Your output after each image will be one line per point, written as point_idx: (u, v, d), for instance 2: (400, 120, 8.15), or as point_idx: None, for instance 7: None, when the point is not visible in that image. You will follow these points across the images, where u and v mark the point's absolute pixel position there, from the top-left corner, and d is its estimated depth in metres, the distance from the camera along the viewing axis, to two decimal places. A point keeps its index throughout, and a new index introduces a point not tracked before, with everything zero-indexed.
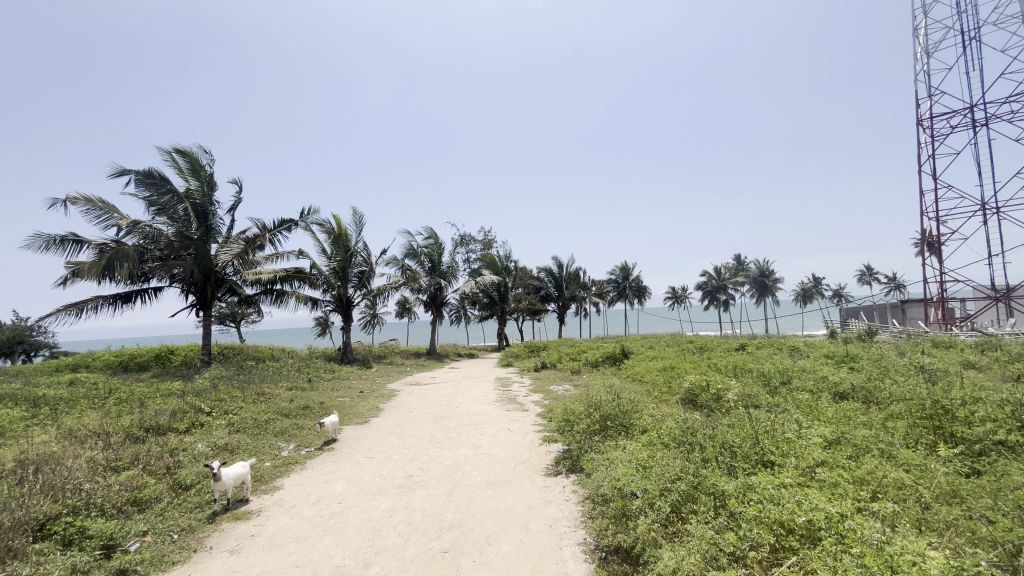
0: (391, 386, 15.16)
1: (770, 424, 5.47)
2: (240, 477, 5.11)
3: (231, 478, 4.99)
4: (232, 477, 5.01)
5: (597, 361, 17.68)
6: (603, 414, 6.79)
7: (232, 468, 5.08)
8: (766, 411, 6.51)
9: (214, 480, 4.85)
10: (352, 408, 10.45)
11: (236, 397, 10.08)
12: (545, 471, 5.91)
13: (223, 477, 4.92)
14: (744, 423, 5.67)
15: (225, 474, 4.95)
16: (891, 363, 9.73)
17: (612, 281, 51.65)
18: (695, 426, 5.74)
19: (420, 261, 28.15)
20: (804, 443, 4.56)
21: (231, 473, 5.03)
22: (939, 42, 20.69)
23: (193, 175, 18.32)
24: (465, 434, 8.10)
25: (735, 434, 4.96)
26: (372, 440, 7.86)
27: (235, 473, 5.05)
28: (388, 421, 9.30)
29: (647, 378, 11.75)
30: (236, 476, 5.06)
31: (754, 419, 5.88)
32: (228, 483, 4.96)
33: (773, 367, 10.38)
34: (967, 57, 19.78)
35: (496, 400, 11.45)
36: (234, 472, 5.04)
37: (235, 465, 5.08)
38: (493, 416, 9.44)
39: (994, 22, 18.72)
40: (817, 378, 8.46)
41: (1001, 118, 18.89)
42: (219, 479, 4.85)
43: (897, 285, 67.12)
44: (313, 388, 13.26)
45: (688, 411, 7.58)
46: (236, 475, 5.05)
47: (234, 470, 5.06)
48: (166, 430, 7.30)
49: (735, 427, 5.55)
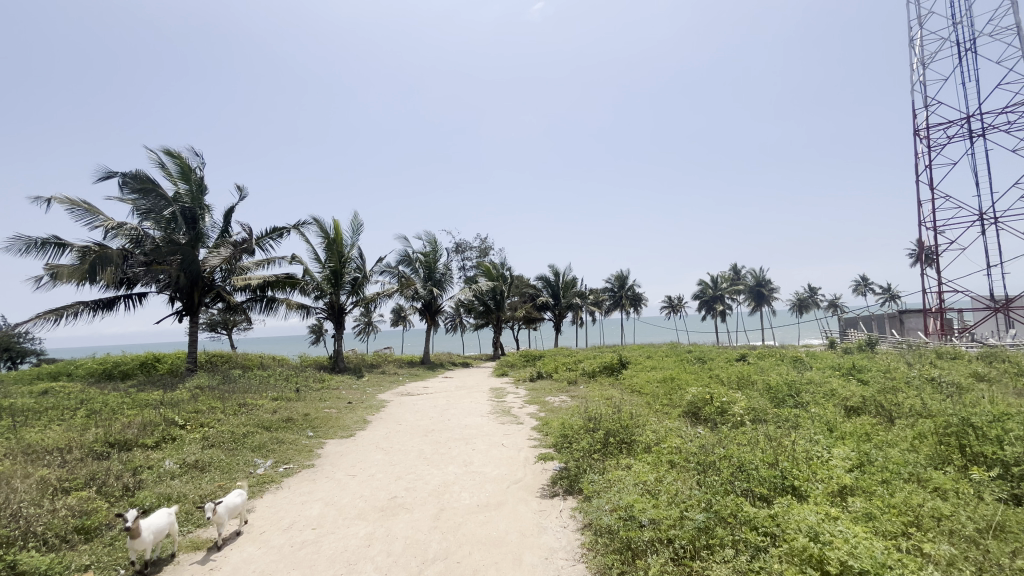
0: (381, 397, 14.69)
1: (786, 441, 5.02)
2: (164, 528, 4.07)
3: (154, 532, 3.96)
4: (154, 529, 3.97)
5: (595, 371, 17.27)
6: (603, 431, 6.33)
7: (154, 519, 4.05)
8: (779, 427, 6.07)
9: (131, 536, 3.80)
10: (338, 420, 9.97)
11: (215, 409, 9.55)
12: (541, 493, 5.44)
13: (141, 531, 3.88)
14: (755, 440, 5.31)
15: (144, 525, 3.90)
16: (902, 374, 9.36)
17: (609, 290, 51.51)
18: (705, 445, 5.31)
19: (415, 268, 27.71)
20: (829, 463, 4.14)
21: (154, 525, 4.00)
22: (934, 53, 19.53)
23: (183, 179, 17.93)
24: (456, 449, 7.65)
25: (751, 454, 4.55)
26: (356, 456, 7.39)
27: (158, 524, 4.02)
28: (374, 435, 8.81)
29: (647, 390, 11.31)
30: (161, 526, 4.04)
31: (767, 436, 5.43)
32: (151, 538, 3.92)
33: (777, 378, 10.01)
34: (962, 67, 18.67)
35: (489, 412, 10.99)
36: (157, 522, 4.02)
37: (157, 514, 4.05)
38: (486, 430, 8.99)
39: (989, 33, 17.75)
40: (826, 390, 8.04)
41: (1000, 127, 17.65)
42: (136, 535, 3.81)
43: (892, 296, 67.53)
44: (299, 399, 12.75)
45: (692, 427, 7.15)
46: (160, 526, 4.02)
47: (157, 520, 4.02)
48: (134, 446, 6.82)
49: (749, 446, 5.09)
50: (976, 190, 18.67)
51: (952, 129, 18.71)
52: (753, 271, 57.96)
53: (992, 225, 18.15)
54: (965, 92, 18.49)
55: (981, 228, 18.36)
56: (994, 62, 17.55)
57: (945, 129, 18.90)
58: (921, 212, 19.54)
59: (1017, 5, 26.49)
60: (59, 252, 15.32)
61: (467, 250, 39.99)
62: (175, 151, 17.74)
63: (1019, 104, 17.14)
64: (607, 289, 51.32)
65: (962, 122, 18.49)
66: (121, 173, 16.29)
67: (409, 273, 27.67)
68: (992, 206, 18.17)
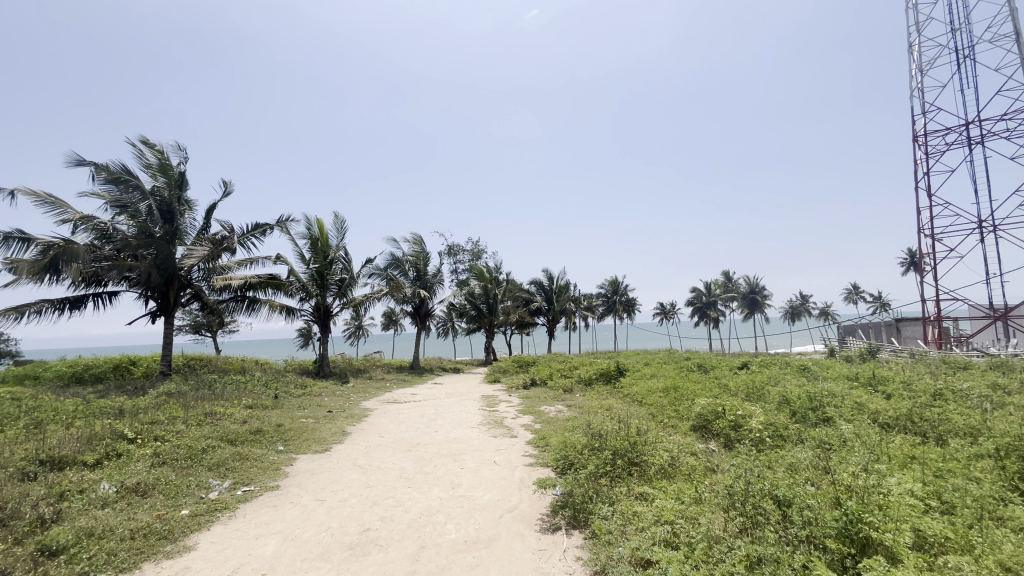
0: (365, 404, 13.81)
1: (832, 470, 4.26)
2: None
3: None
4: None
5: (591, 378, 16.52)
6: (611, 451, 5.55)
7: None
8: (809, 450, 5.33)
9: None
10: (314, 432, 9.07)
11: (177, 419, 8.63)
12: (540, 526, 4.64)
13: None
14: (794, 468, 4.52)
15: None
16: (926, 386, 8.69)
17: (602, 295, 50.96)
18: (734, 475, 4.55)
19: (405, 270, 26.84)
20: (903, 503, 3.31)
21: None
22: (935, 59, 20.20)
23: (161, 171, 16.98)
24: (443, 467, 6.82)
25: (798, 488, 3.74)
26: (329, 475, 6.52)
27: None
28: (353, 449, 7.96)
29: (650, 401, 10.52)
30: None
31: (804, 463, 4.67)
32: None
33: (792, 389, 9.28)
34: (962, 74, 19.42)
35: (481, 423, 10.18)
36: None
37: None
38: (476, 444, 8.18)
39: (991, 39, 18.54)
40: (850, 404, 7.36)
41: (999, 135, 18.28)
42: None
43: (884, 305, 67.74)
44: (275, 407, 11.83)
45: (707, 449, 6.39)
46: None
47: None
48: (70, 463, 5.92)
49: (787, 474, 4.32)
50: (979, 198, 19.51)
51: (952, 135, 18.32)
52: (747, 278, 57.76)
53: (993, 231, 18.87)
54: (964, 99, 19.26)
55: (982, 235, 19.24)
56: (993, 70, 17.22)
57: None
58: (919, 221, 19.42)
59: (1017, 13, 26.47)
60: (21, 246, 14.28)
61: (459, 253, 39.25)
62: (152, 143, 16.77)
63: (1019, 110, 16.78)
64: (601, 294, 50.75)
65: None
66: (91, 163, 15.28)
67: (398, 276, 26.79)
68: (991, 214, 18.06)
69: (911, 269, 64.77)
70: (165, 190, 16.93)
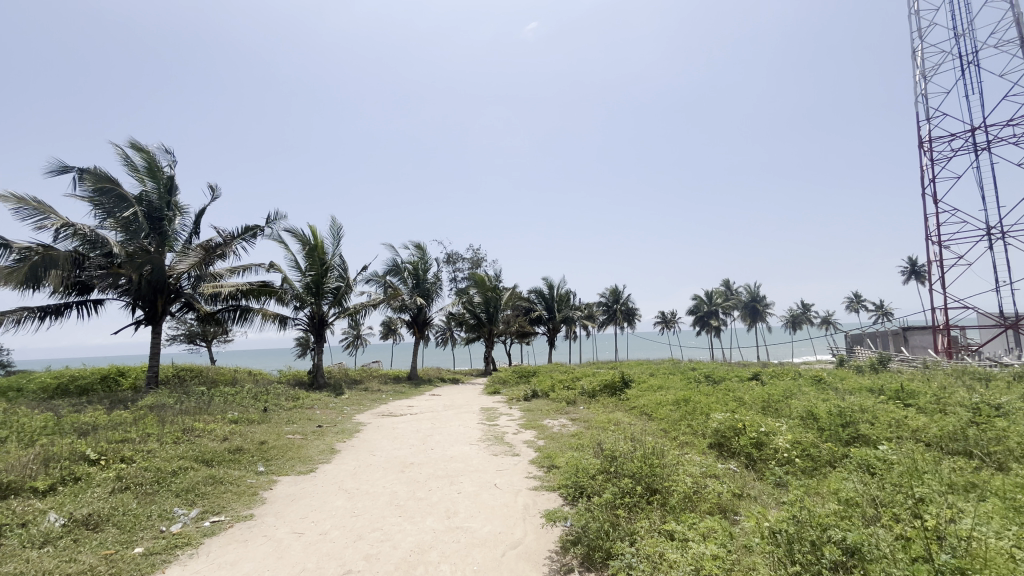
0: (358, 418, 13.14)
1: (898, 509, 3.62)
2: None
3: None
4: None
5: (595, 390, 15.86)
6: (628, 479, 4.93)
7: None
8: (856, 478, 4.70)
9: None
10: (300, 450, 8.39)
11: (152, 436, 7.97)
12: (550, 568, 3.98)
13: None
14: (846, 504, 3.90)
15: None
16: (959, 399, 8.08)
17: (602, 304, 50.43)
18: (778, 513, 3.93)
19: (403, 278, 26.24)
20: (1009, 555, 2.67)
21: None
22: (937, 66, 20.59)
23: (150, 176, 16.64)
24: (438, 492, 6.15)
25: (869, 534, 3.10)
26: (311, 502, 5.84)
27: None
28: (341, 470, 7.29)
29: (660, 415, 9.87)
30: None
31: (856, 496, 4.04)
32: None
33: (815, 403, 8.63)
34: (966, 80, 19.81)
35: (481, 439, 9.52)
36: None
37: None
38: (476, 464, 7.52)
39: (994, 45, 19.03)
40: (883, 420, 6.75)
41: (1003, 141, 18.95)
42: None
43: (885, 313, 67.30)
44: (262, 422, 11.17)
45: (733, 475, 5.75)
46: None
47: None
48: (18, 491, 5.26)
49: (844, 512, 3.69)
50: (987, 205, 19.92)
51: (957, 142, 19.83)
52: (748, 286, 57.34)
53: (1000, 239, 19.59)
54: (969, 105, 19.70)
55: (989, 241, 19.73)
56: (999, 76, 18.65)
57: (948, 142, 20.00)
58: (927, 226, 20.77)
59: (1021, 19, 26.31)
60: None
61: (458, 261, 38.72)
62: (141, 146, 16.37)
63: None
64: (601, 303, 50.22)
65: (965, 135, 19.62)
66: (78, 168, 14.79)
67: (397, 284, 26.18)
68: (1000, 220, 19.59)
69: (912, 278, 64.33)
70: (155, 196, 16.57)
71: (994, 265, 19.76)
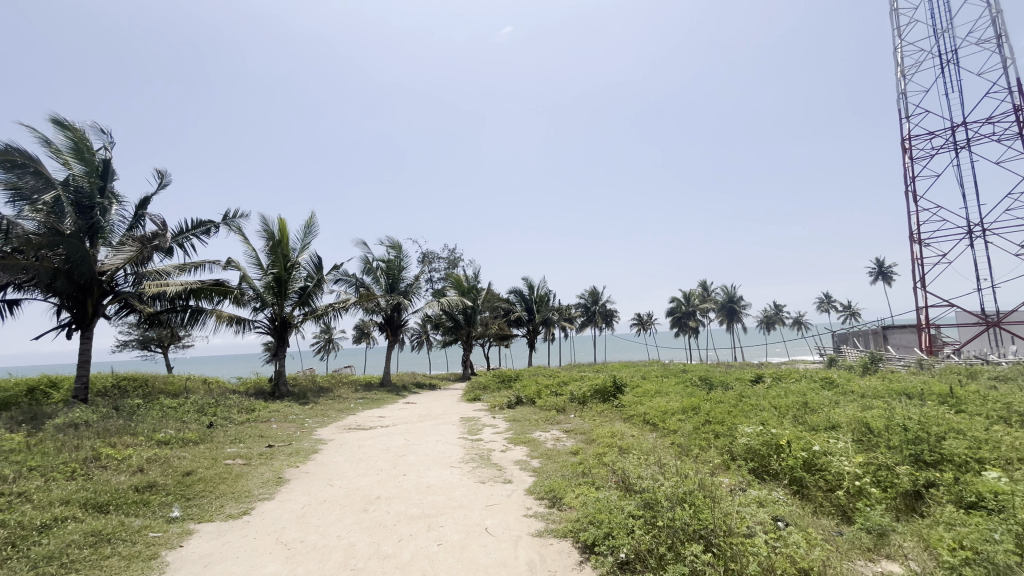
0: (319, 433, 11.42)
1: None
2: None
3: None
4: None
5: (585, 396, 14.52)
6: (684, 544, 3.51)
7: None
8: (1001, 537, 3.38)
9: None
10: (236, 481, 6.65)
11: (37, 471, 6.15)
12: None
13: None
14: None
15: None
16: (1020, 404, 6.99)
17: (581, 306, 49.42)
18: None
19: (376, 277, 24.46)
20: None
21: None
22: (918, 65, 22.35)
23: (77, 157, 14.61)
24: (410, 546, 4.58)
25: None
26: (232, 568, 4.18)
27: None
28: (285, 511, 5.61)
29: (671, 426, 8.56)
30: None
31: None
32: None
33: (854, 411, 7.42)
34: (944, 79, 21.57)
35: (464, 460, 7.98)
36: None
37: None
38: (461, 498, 5.97)
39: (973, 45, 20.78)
40: (964, 434, 5.54)
41: (983, 138, 20.48)
42: None
43: (853, 314, 68.84)
44: (201, 442, 9.36)
45: (802, 520, 4.38)
46: None
47: None
48: None
49: None
50: (965, 202, 21.46)
51: (939, 140, 21.66)
52: (724, 287, 57.30)
53: (982, 234, 20.85)
54: (949, 104, 21.43)
55: (972, 239, 21.01)
56: (977, 75, 20.67)
57: (932, 141, 21.81)
58: (913, 225, 22.26)
59: (998, 17, 26.34)
60: None
61: (434, 261, 36.99)
62: (68, 123, 14.35)
63: (1002, 117, 19.91)
64: (580, 304, 49.22)
65: (947, 133, 21.36)
66: None
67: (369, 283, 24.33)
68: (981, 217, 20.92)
69: (880, 280, 65.65)
70: (84, 179, 14.58)
71: (976, 264, 21.38)
